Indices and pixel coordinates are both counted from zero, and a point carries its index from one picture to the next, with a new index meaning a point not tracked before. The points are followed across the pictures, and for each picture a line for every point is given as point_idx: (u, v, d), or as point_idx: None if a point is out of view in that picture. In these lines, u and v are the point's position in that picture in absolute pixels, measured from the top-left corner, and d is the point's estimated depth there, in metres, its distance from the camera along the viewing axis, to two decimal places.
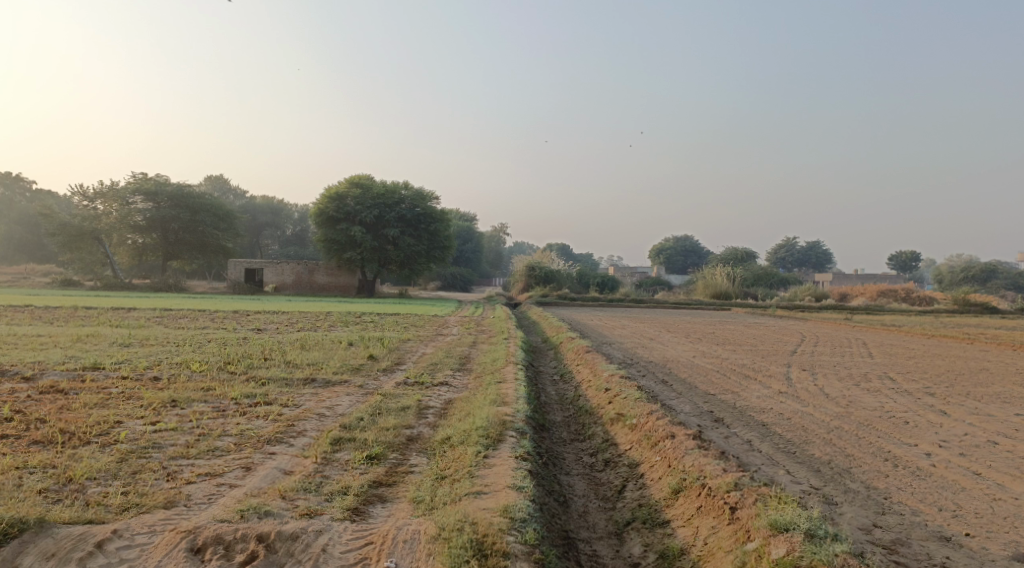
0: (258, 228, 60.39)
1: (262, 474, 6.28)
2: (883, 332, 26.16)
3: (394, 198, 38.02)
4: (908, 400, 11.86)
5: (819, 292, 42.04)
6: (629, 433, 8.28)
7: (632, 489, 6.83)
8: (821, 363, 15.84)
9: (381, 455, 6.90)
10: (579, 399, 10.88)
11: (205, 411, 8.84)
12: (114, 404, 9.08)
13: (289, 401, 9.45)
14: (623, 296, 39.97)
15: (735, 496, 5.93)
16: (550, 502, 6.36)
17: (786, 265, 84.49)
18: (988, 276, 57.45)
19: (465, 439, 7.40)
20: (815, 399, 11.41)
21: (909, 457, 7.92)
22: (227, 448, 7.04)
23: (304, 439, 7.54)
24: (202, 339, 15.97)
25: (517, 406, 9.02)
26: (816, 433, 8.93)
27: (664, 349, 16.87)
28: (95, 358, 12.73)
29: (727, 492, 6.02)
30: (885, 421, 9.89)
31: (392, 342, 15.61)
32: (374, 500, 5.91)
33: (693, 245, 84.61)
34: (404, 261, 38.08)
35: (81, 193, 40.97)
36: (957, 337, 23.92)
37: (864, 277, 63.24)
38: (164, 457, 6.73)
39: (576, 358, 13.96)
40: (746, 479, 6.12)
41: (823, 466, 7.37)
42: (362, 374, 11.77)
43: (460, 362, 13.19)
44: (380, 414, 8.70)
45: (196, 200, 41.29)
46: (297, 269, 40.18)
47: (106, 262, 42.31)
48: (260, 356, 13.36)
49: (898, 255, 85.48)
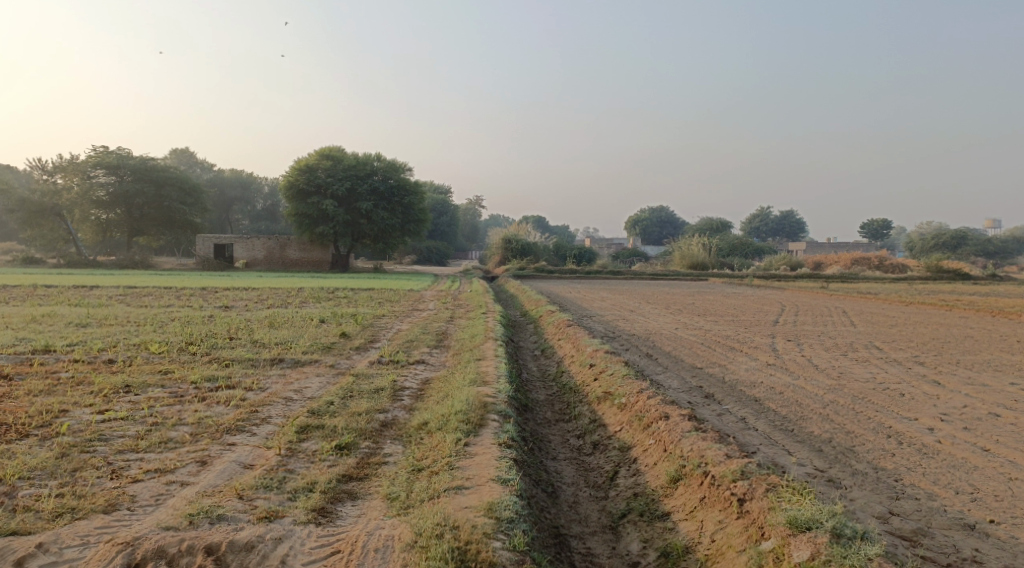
0: (227, 202, 59.08)
1: (219, 468, 5.69)
2: (862, 300, 25.89)
3: (366, 170, 37.09)
4: (899, 370, 11.49)
5: (795, 261, 41.84)
6: (618, 413, 7.75)
7: (626, 476, 6.33)
8: (805, 334, 15.43)
9: (352, 444, 6.31)
10: (562, 376, 10.39)
11: (160, 396, 8.21)
12: (61, 390, 8.39)
13: (254, 385, 8.85)
14: (600, 268, 39.50)
15: (742, 485, 5.45)
16: (538, 494, 5.82)
17: (761, 234, 84.74)
18: (959, 243, 57.58)
19: (443, 424, 6.83)
20: (805, 371, 10.98)
21: (913, 433, 7.47)
22: (181, 440, 6.42)
23: (267, 427, 6.94)
24: (165, 318, 15.23)
25: (498, 385, 8.47)
26: (812, 408, 8.47)
27: (646, 322, 16.41)
28: (48, 340, 11.98)
29: (733, 481, 5.53)
30: (880, 394, 9.46)
31: (366, 318, 15.00)
32: (342, 498, 5.35)
33: (668, 216, 84.57)
34: (377, 235, 37.36)
35: (40, 167, 39.54)
36: (936, 304, 23.72)
37: (839, 246, 63.48)
38: (111, 450, 6.11)
39: (556, 332, 13.46)
40: (753, 466, 5.63)
41: (826, 445, 6.90)
42: (333, 354, 11.15)
43: (437, 338, 12.63)
44: (353, 397, 8.09)
45: (161, 173, 39.98)
46: (268, 244, 39.25)
47: (70, 239, 41.08)
48: (225, 335, 12.66)
49: (870, 224, 86.04)
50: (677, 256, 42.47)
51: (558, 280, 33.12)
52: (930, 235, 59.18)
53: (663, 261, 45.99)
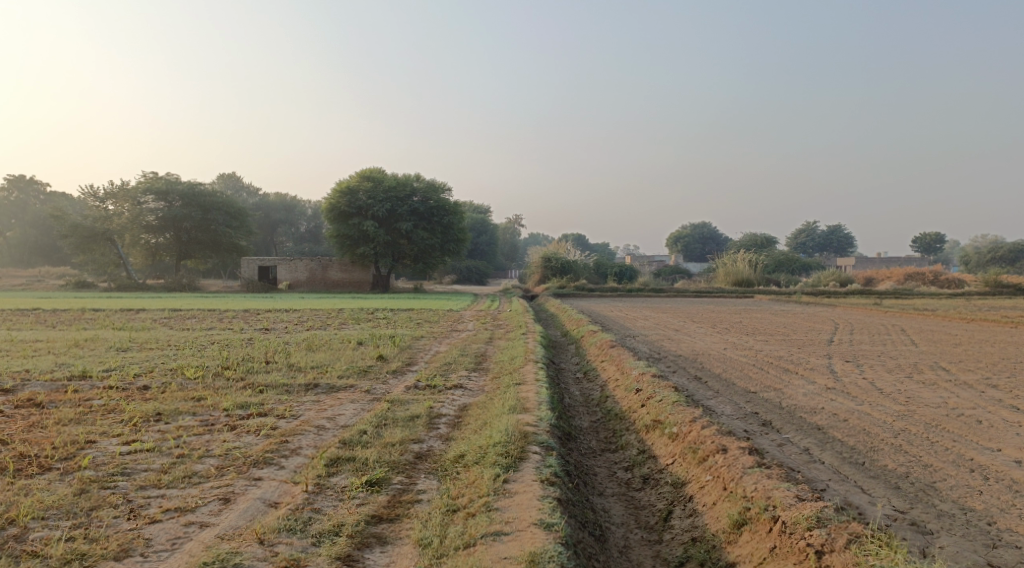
0: (272, 225, 59.68)
1: (241, 508, 5.30)
2: (917, 317, 24.82)
3: (406, 190, 37.00)
4: (970, 393, 10.71)
5: (844, 276, 40.62)
6: (669, 444, 7.20)
7: (681, 517, 5.80)
8: (864, 354, 14.64)
9: (384, 479, 5.87)
10: (607, 401, 9.85)
11: (190, 425, 7.89)
12: (90, 420, 8.12)
13: (286, 412, 8.48)
14: (642, 286, 38.78)
15: (819, 535, 4.91)
16: (585, 539, 5.32)
17: (807, 250, 82.97)
18: (1016, 256, 55.56)
19: (481, 458, 6.34)
20: (870, 396, 10.26)
21: (1000, 467, 6.80)
22: (206, 474, 6.04)
23: (297, 459, 6.54)
24: (204, 341, 15.04)
25: (539, 413, 7.97)
26: (882, 438, 7.82)
27: (693, 341, 15.78)
28: (85, 366, 11.80)
29: (808, 529, 4.99)
30: (955, 421, 8.74)
31: (404, 340, 14.62)
32: (370, 543, 4.91)
33: (711, 232, 83.36)
34: (417, 255, 37.18)
35: (91, 194, 40.29)
36: (998, 320, 22.61)
37: (890, 261, 61.71)
38: (132, 486, 5.76)
39: (599, 354, 12.93)
40: (831, 511, 5.08)
41: (903, 482, 6.28)
42: (369, 378, 10.77)
43: (477, 361, 12.18)
44: (387, 426, 7.66)
45: (208, 198, 40.41)
46: (310, 265, 39.36)
47: (120, 263, 41.70)
48: (262, 359, 12.38)
49: (921, 237, 83.82)
50: (721, 273, 41.51)
51: (599, 299, 32.55)
52: (985, 249, 57.18)
53: (708, 278, 45.05)
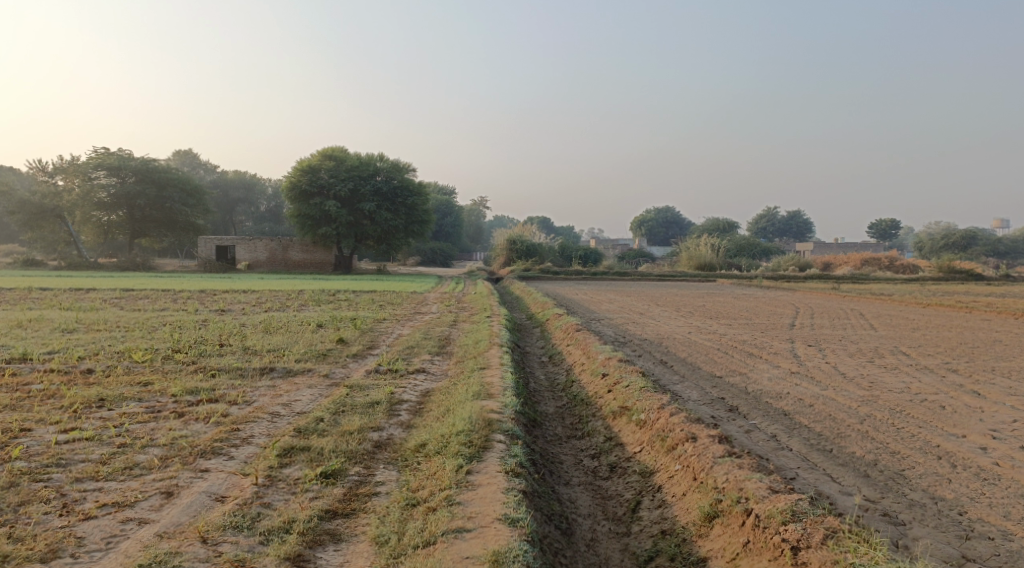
0: (231, 204, 58.48)
1: (185, 502, 4.99)
2: (876, 302, 25.04)
3: (368, 170, 36.40)
4: (933, 378, 10.70)
5: (803, 261, 40.97)
6: (637, 432, 7.01)
7: (650, 508, 5.62)
8: (826, 338, 14.64)
9: (340, 470, 5.57)
10: (572, 387, 9.64)
11: (135, 412, 7.50)
12: (28, 406, 7.69)
13: (239, 398, 8.13)
14: (605, 269, 38.74)
15: (794, 530, 4.76)
16: (551, 534, 5.11)
17: (768, 235, 83.81)
18: (969, 242, 56.63)
19: (443, 448, 6.07)
20: (834, 381, 10.19)
21: (966, 454, 6.73)
22: (149, 465, 5.69)
23: (248, 448, 6.21)
24: (156, 323, 14.53)
25: (504, 399, 7.72)
26: (849, 424, 7.72)
27: (657, 325, 15.67)
28: (27, 348, 11.28)
29: (782, 524, 4.84)
30: (919, 407, 8.67)
31: (365, 323, 14.28)
32: (323, 540, 4.65)
33: (674, 217, 83.73)
34: (380, 236, 36.62)
35: (40, 169, 38.99)
36: (954, 305, 22.89)
37: (848, 246, 62.58)
38: (67, 478, 5.40)
39: (564, 337, 12.74)
40: (806, 504, 4.93)
41: (872, 470, 6.16)
42: (328, 362, 10.44)
43: (439, 344, 11.89)
44: (345, 413, 7.35)
45: (163, 174, 39.29)
46: (270, 246, 38.66)
47: (71, 241, 40.49)
48: (216, 342, 11.95)
49: (878, 223, 85.16)
50: (684, 257, 41.63)
51: (563, 282, 32.38)
52: (939, 236, 58.20)
53: (670, 261, 45.19)
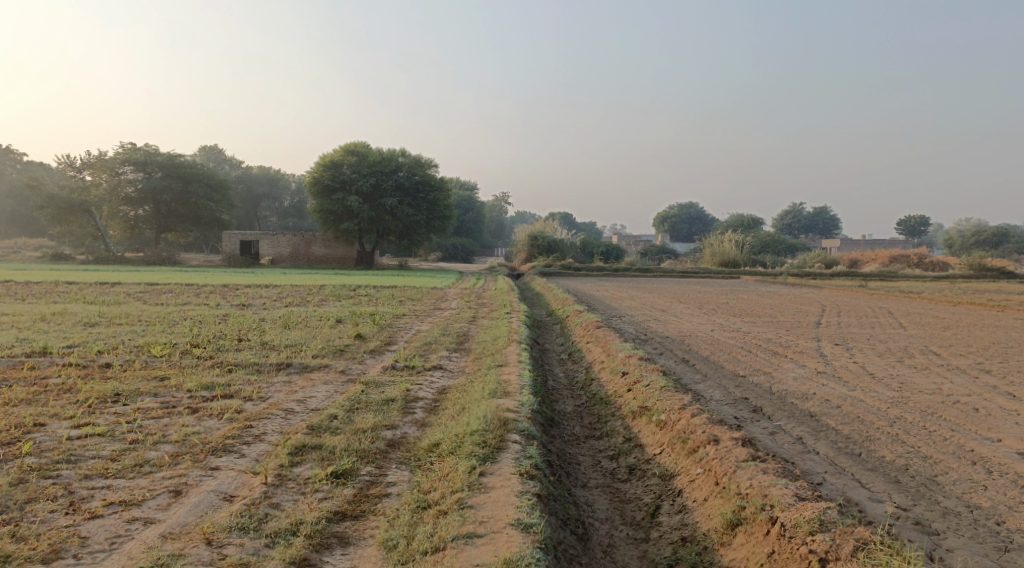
0: (255, 199, 58.77)
1: (193, 501, 4.92)
2: (904, 300, 24.60)
3: (391, 165, 36.39)
4: (965, 379, 10.40)
5: (829, 258, 40.39)
6: (657, 433, 6.82)
7: (670, 513, 5.45)
8: (853, 337, 14.33)
9: (351, 470, 5.45)
10: (592, 385, 9.46)
11: (149, 407, 7.42)
12: (43, 400, 7.64)
13: (254, 394, 8.03)
14: (628, 265, 38.43)
15: (822, 541, 4.56)
16: (567, 539, 4.96)
17: (793, 231, 82.92)
18: (1000, 240, 55.55)
19: (457, 447, 5.93)
20: (862, 381, 9.92)
21: (1001, 459, 6.48)
22: (158, 463, 5.58)
23: (260, 446, 6.10)
24: (177, 317, 14.52)
25: (520, 398, 7.56)
26: (878, 427, 7.47)
27: (679, 322, 15.43)
28: (48, 341, 11.28)
29: (809, 534, 4.65)
30: (951, 409, 8.39)
31: (384, 318, 14.18)
32: (329, 544, 4.57)
33: (698, 213, 83.07)
34: (402, 231, 36.60)
35: (68, 164, 39.36)
36: (985, 304, 22.39)
37: (875, 243, 61.76)
38: (74, 475, 5.32)
39: (584, 334, 12.55)
40: (834, 514, 4.73)
41: (903, 475, 5.92)
42: (345, 358, 10.33)
43: (458, 341, 11.75)
44: (359, 410, 7.23)
45: (189, 169, 39.50)
46: (293, 241, 38.75)
47: (98, 235, 40.86)
48: (234, 337, 11.89)
49: (906, 220, 83.96)
50: (708, 253, 41.19)
51: (585, 278, 32.12)
52: (969, 233, 57.22)
53: (694, 258, 44.77)
